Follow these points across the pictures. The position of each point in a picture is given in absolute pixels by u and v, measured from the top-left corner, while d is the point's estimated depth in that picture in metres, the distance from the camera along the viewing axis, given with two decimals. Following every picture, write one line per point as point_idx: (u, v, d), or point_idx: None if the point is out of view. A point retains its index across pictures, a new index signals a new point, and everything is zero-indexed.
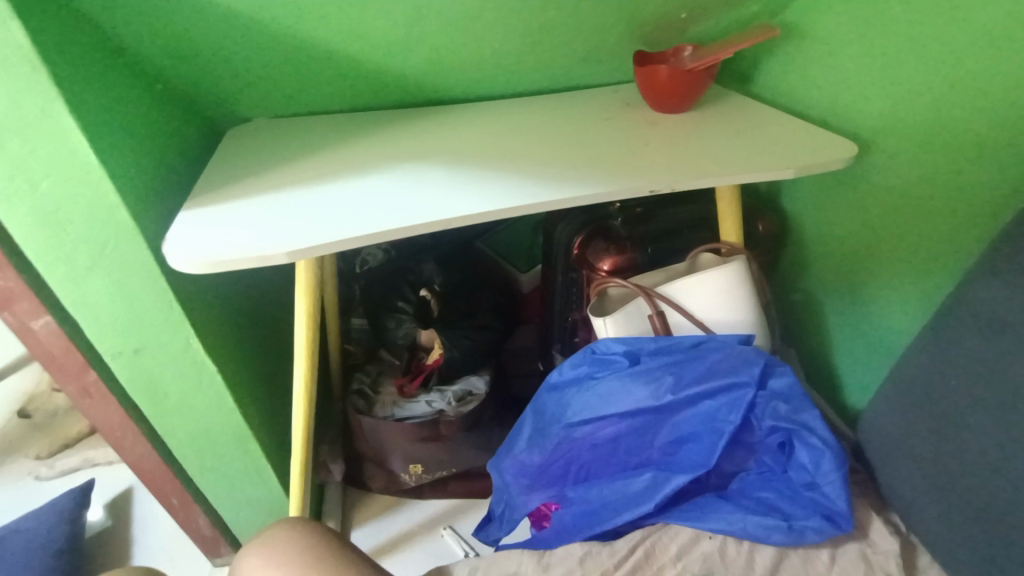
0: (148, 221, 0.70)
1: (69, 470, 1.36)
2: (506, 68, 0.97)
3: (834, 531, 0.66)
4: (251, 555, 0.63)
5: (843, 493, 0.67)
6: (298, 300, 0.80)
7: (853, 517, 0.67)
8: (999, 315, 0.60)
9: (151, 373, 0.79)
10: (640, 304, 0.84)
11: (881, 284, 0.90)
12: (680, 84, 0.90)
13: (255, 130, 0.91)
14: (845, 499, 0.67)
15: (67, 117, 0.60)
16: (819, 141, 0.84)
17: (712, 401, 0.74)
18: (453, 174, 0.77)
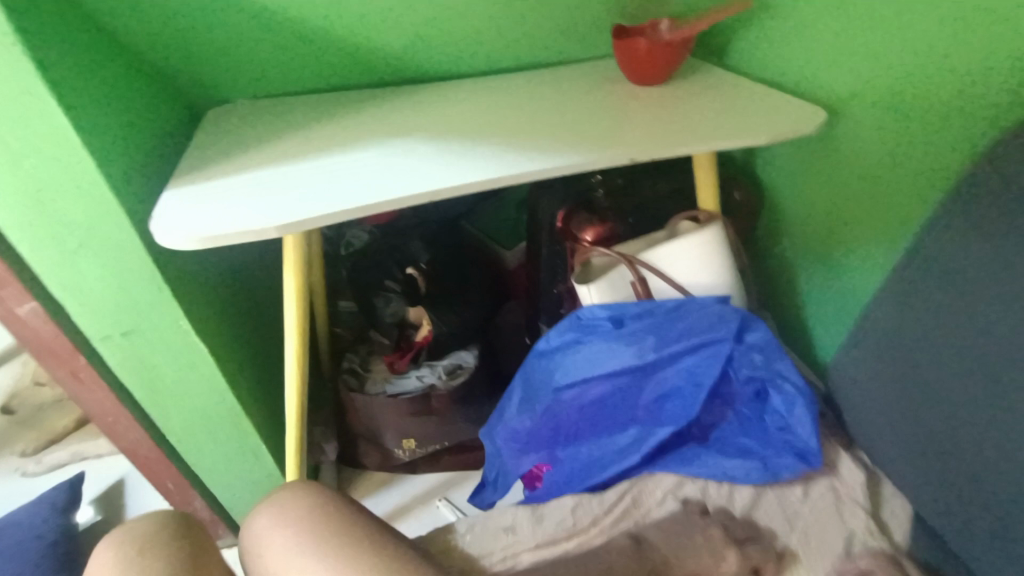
0: (134, 203, 0.70)
1: (58, 464, 1.35)
2: (486, 44, 0.98)
3: (805, 468, 0.72)
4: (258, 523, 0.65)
5: (813, 433, 0.73)
6: (287, 277, 0.81)
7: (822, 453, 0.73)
8: (958, 266, 0.63)
9: (142, 356, 0.79)
10: (623, 272, 0.87)
11: (849, 244, 0.94)
12: (659, 58, 0.92)
13: (236, 110, 0.91)
14: (816, 439, 0.73)
15: (47, 94, 0.60)
16: (791, 109, 0.87)
17: (692, 358, 0.78)
18: (437, 147, 0.78)
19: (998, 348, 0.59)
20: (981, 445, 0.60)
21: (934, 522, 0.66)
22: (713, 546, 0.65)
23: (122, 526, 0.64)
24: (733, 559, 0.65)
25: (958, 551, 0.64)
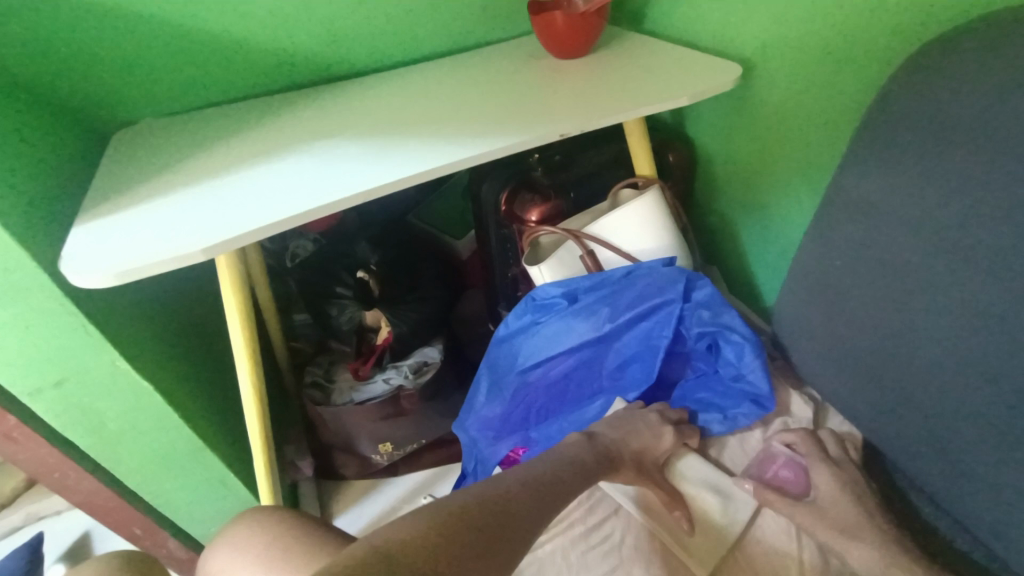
0: (41, 242, 0.65)
1: (12, 529, 1.26)
2: (401, 33, 0.95)
3: (760, 412, 0.78)
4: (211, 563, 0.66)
5: (764, 378, 0.77)
6: (226, 300, 0.77)
7: (774, 393, 0.78)
8: (872, 201, 0.67)
9: (81, 404, 0.75)
10: (571, 247, 0.88)
11: (777, 193, 0.98)
12: (579, 28, 0.92)
13: (145, 131, 0.84)
14: (766, 383, 0.77)
15: None
16: (708, 66, 0.88)
17: (646, 322, 0.81)
18: (366, 146, 0.75)
19: (913, 274, 0.63)
20: (913, 363, 0.65)
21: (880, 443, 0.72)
22: (653, 428, 0.76)
23: None
24: (670, 434, 0.76)
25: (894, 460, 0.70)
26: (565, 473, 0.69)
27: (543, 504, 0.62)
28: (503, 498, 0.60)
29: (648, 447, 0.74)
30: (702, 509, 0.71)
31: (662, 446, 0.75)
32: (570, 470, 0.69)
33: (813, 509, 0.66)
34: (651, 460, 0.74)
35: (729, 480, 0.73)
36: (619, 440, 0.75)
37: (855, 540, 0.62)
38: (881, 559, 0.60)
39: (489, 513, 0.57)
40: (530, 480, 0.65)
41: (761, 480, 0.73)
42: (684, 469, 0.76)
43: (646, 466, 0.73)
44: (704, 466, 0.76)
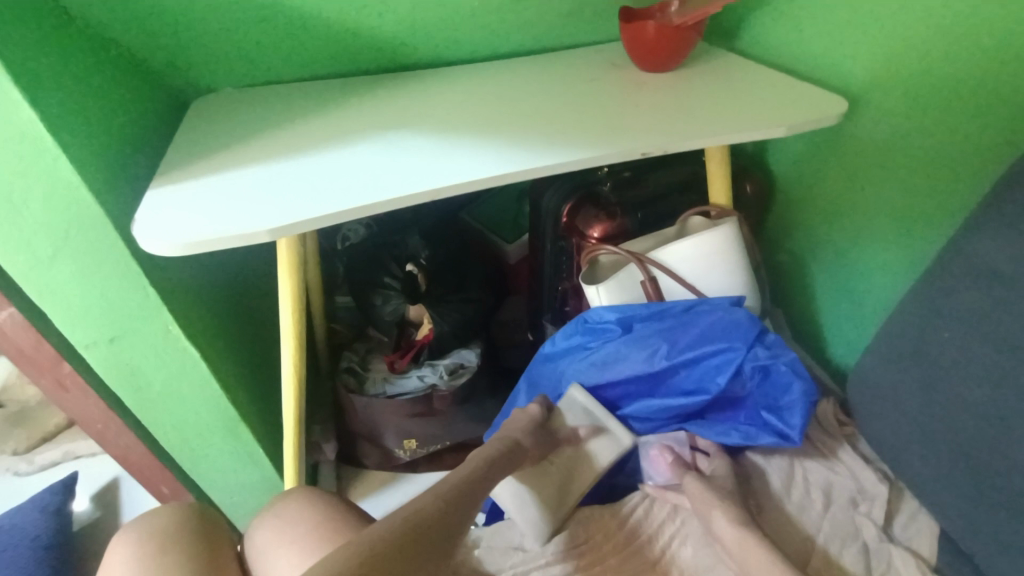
0: (115, 202, 0.66)
1: (51, 463, 1.28)
2: (484, 28, 0.92)
3: (787, 443, 0.72)
4: (246, 562, 0.67)
5: (800, 414, 0.72)
6: (281, 279, 0.77)
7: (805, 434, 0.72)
8: (1000, 271, 0.61)
9: (130, 362, 0.75)
10: (633, 270, 0.83)
11: (864, 242, 0.91)
12: (670, 39, 0.87)
13: (224, 100, 0.85)
14: (801, 422, 0.71)
15: (13, 91, 0.55)
16: (809, 97, 0.82)
17: (703, 364, 0.76)
18: (435, 141, 0.73)
19: None
20: (1018, 456, 0.59)
21: (960, 538, 0.64)
22: (522, 411, 0.80)
23: (128, 523, 0.66)
24: (536, 407, 0.80)
25: (975, 560, 0.63)
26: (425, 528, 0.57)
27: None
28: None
29: (521, 432, 0.75)
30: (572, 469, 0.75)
31: (537, 416, 0.78)
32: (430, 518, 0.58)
33: (710, 478, 0.70)
34: (532, 442, 0.74)
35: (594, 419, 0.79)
36: (507, 433, 0.75)
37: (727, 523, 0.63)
38: (749, 544, 0.61)
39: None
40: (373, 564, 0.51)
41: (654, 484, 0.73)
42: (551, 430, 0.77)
43: (540, 443, 0.75)
44: (570, 400, 0.80)
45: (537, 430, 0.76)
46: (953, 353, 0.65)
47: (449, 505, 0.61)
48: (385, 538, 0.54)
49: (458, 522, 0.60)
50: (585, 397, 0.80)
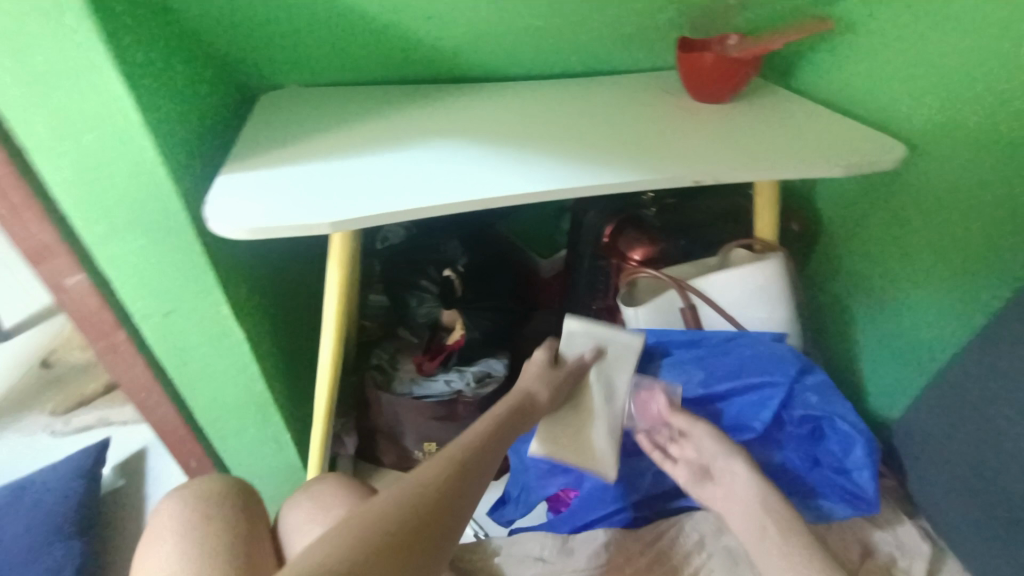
0: (187, 184, 0.69)
1: (84, 427, 1.32)
2: (544, 47, 0.94)
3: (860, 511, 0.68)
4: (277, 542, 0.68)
5: (871, 476, 0.68)
6: (329, 272, 0.79)
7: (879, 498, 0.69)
8: None
9: (180, 337, 0.79)
10: (672, 297, 0.84)
11: (915, 290, 0.88)
12: (727, 70, 0.87)
13: (290, 97, 0.89)
14: (874, 486, 0.68)
15: (113, 75, 0.59)
16: (868, 140, 0.81)
17: (744, 398, 0.74)
18: (490, 151, 0.75)
19: None
20: None
21: None
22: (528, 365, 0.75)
23: (170, 492, 0.69)
24: (540, 353, 0.75)
25: None
26: (430, 505, 0.53)
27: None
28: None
29: (534, 386, 0.72)
30: (592, 412, 0.74)
31: (545, 364, 0.74)
32: (435, 493, 0.55)
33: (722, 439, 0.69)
34: (545, 393, 0.72)
35: (604, 351, 0.75)
36: (524, 392, 0.71)
37: (740, 479, 0.65)
38: (760, 507, 0.63)
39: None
40: (374, 551, 0.47)
41: (647, 433, 0.74)
42: (561, 372, 0.74)
43: (558, 386, 0.73)
44: (571, 334, 0.75)
45: (552, 380, 0.73)
46: (1005, 412, 0.63)
47: (457, 477, 0.58)
48: (383, 520, 0.50)
49: (469, 492, 0.57)
50: (589, 327, 0.75)
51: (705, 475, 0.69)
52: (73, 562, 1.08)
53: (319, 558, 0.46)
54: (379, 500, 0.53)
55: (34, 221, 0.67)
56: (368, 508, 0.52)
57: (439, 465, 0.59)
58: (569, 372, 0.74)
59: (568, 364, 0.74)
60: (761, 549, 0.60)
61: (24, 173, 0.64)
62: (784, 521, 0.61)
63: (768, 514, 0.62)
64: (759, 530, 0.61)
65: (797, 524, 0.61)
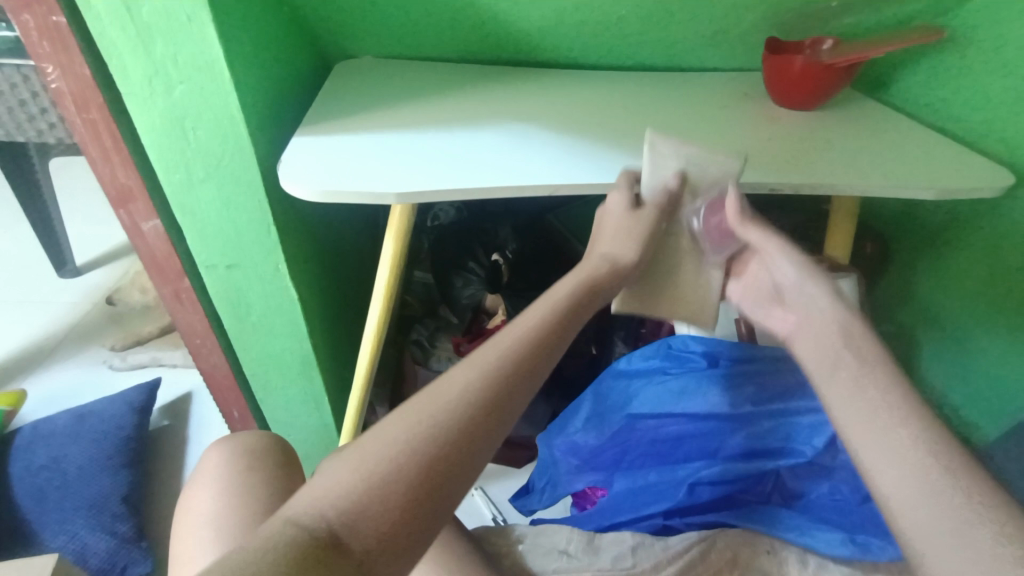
0: (262, 144, 0.71)
1: (139, 365, 1.40)
2: (624, 38, 0.91)
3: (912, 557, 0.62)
4: None
5: None
6: (386, 243, 0.79)
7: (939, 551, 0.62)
8: None
9: (240, 290, 0.82)
10: (729, 307, 0.86)
11: (988, 335, 0.88)
12: (819, 76, 0.82)
13: (364, 68, 0.90)
14: None
15: (212, 32, 0.61)
16: (966, 164, 0.76)
17: (798, 421, 0.72)
18: (558, 138, 0.74)
19: None
20: None
21: None
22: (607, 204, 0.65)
23: (221, 438, 0.72)
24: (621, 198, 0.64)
25: None
26: (453, 436, 0.44)
27: (405, 545, 0.40)
28: (318, 561, 0.36)
29: (611, 247, 0.62)
30: (681, 258, 0.68)
31: (622, 205, 0.63)
32: (464, 417, 0.45)
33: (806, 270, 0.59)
34: (627, 255, 0.62)
35: (696, 176, 0.63)
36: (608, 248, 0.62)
37: (822, 307, 0.58)
38: (839, 333, 0.56)
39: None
40: (381, 494, 0.40)
41: (721, 254, 0.67)
42: (645, 215, 0.63)
43: (645, 236, 0.62)
44: (657, 155, 0.63)
45: (632, 228, 0.62)
46: None
47: (499, 387, 0.48)
48: (405, 451, 0.42)
49: (502, 414, 0.47)
50: (679, 147, 0.62)
51: (778, 300, 0.63)
52: (120, 491, 1.11)
53: (328, 494, 0.40)
54: (394, 427, 0.44)
55: (122, 165, 0.70)
56: (380, 436, 0.44)
57: (469, 378, 0.48)
58: (655, 211, 0.63)
59: (652, 204, 0.63)
60: (829, 378, 0.54)
61: (116, 118, 0.68)
62: (864, 352, 0.54)
63: (848, 346, 0.55)
64: (829, 363, 0.55)
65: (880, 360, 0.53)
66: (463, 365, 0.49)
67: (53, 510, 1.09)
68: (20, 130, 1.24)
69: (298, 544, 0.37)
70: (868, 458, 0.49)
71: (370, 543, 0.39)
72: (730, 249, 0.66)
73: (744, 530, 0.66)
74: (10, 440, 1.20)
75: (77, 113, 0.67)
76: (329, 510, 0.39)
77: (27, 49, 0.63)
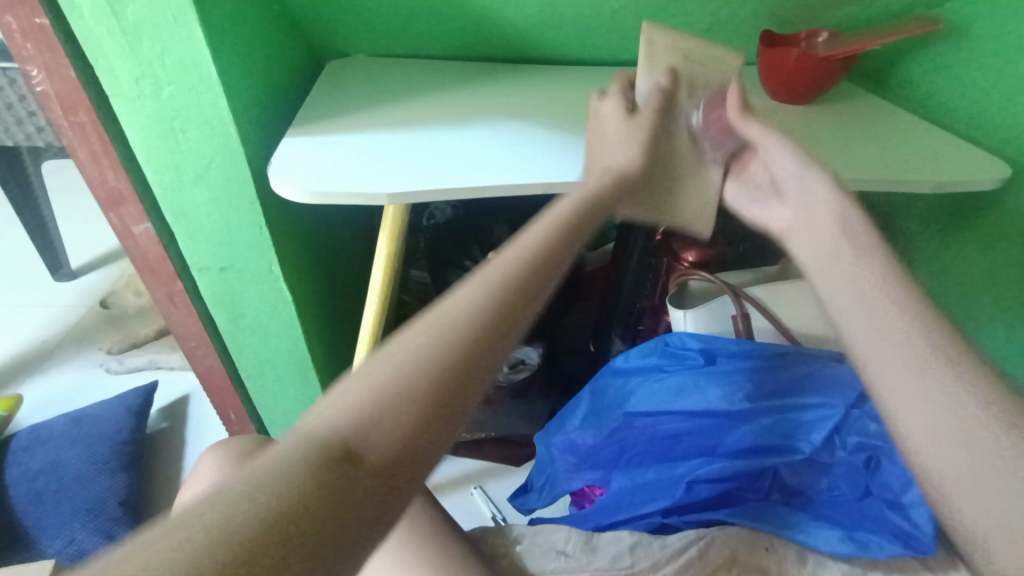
0: (253, 145, 0.70)
1: (136, 368, 1.39)
2: (618, 32, 0.90)
3: (914, 553, 0.60)
4: None
5: (930, 515, 0.61)
6: (380, 244, 0.79)
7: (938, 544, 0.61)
8: None
9: (233, 293, 0.81)
10: (726, 303, 0.85)
11: (987, 330, 0.88)
12: (815, 68, 0.81)
13: (357, 65, 0.89)
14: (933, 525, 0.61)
15: (199, 32, 0.60)
16: (963, 156, 0.75)
17: (797, 416, 0.72)
18: (552, 135, 0.73)
19: None
20: None
21: None
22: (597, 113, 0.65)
23: (216, 442, 0.72)
24: (613, 102, 0.64)
25: None
26: (472, 339, 0.40)
27: (422, 465, 0.36)
28: (337, 469, 0.32)
29: (611, 159, 0.60)
30: (686, 166, 0.65)
31: (617, 111, 0.63)
32: (482, 316, 0.41)
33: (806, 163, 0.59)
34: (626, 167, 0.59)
35: (693, 75, 0.64)
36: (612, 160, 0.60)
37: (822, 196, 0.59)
38: (838, 225, 0.58)
39: (305, 557, 0.29)
40: (396, 410, 0.36)
41: (720, 154, 0.66)
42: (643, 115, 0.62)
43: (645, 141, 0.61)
44: (653, 51, 0.63)
45: (636, 134, 0.61)
46: None
47: (517, 286, 0.44)
48: (421, 355, 0.38)
49: (514, 329, 0.42)
50: (676, 43, 0.63)
51: (775, 193, 0.64)
52: (118, 495, 1.11)
53: (340, 405, 0.36)
54: (407, 335, 0.39)
55: (111, 167, 0.70)
56: (385, 355, 0.38)
57: (479, 293, 0.42)
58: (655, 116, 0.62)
59: (649, 107, 0.62)
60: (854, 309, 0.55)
61: (104, 120, 0.67)
62: (869, 249, 0.56)
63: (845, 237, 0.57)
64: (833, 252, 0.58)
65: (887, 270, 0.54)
66: (467, 282, 0.44)
67: (52, 515, 1.09)
68: (9, 133, 1.23)
69: (310, 454, 0.33)
70: (876, 360, 0.52)
71: (388, 461, 0.34)
72: (729, 145, 0.65)
73: (744, 528, 0.64)
74: (7, 444, 1.20)
75: (65, 115, 0.66)
76: (342, 417, 0.35)
77: (12, 51, 0.62)
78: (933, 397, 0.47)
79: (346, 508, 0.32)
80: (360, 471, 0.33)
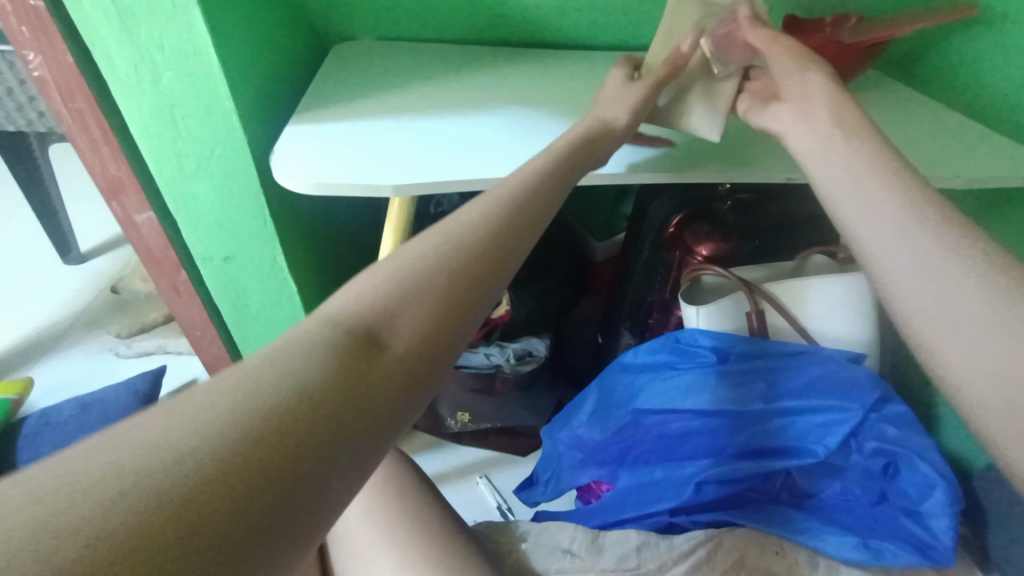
0: (255, 133, 0.68)
1: (145, 352, 1.40)
2: (633, 15, 0.86)
3: (926, 562, 0.63)
4: None
5: (948, 524, 0.64)
6: (385, 235, 0.77)
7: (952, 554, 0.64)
8: None
9: (237, 283, 0.80)
10: (740, 300, 0.82)
11: None
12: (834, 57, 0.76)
13: (363, 49, 0.87)
14: (951, 536, 0.64)
15: (198, 17, 0.58)
16: (995, 149, 0.72)
17: (814, 416, 0.70)
18: (564, 123, 0.71)
19: None
20: None
21: None
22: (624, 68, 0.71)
23: None
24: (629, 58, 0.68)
25: None
26: (483, 243, 0.39)
27: (436, 364, 0.34)
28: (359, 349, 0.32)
29: (607, 108, 0.59)
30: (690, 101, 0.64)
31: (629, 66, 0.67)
32: (492, 226, 0.41)
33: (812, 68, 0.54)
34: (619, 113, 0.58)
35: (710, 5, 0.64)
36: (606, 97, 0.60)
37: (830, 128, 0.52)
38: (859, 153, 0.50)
39: (330, 424, 0.28)
40: (416, 300, 0.35)
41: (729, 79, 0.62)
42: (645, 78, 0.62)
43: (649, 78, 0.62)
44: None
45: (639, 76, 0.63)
46: None
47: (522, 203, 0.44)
48: (437, 254, 0.37)
49: (526, 237, 0.42)
50: None
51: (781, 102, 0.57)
52: None
53: (357, 293, 0.35)
54: (423, 235, 0.39)
55: (111, 155, 0.68)
56: (399, 254, 0.38)
57: (489, 207, 0.42)
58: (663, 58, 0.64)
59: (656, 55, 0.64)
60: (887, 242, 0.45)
61: (104, 107, 0.65)
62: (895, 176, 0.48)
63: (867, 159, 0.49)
64: (856, 189, 0.48)
65: (936, 205, 0.45)
66: (479, 198, 0.44)
67: None
68: (13, 117, 1.21)
69: (333, 337, 0.32)
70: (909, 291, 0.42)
71: (411, 344, 0.33)
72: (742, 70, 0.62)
73: (753, 531, 0.66)
74: (18, 427, 1.21)
75: (64, 102, 0.64)
76: (363, 304, 0.34)
77: (8, 36, 0.60)
78: (997, 330, 0.37)
79: (367, 384, 0.31)
80: (381, 354, 0.33)
